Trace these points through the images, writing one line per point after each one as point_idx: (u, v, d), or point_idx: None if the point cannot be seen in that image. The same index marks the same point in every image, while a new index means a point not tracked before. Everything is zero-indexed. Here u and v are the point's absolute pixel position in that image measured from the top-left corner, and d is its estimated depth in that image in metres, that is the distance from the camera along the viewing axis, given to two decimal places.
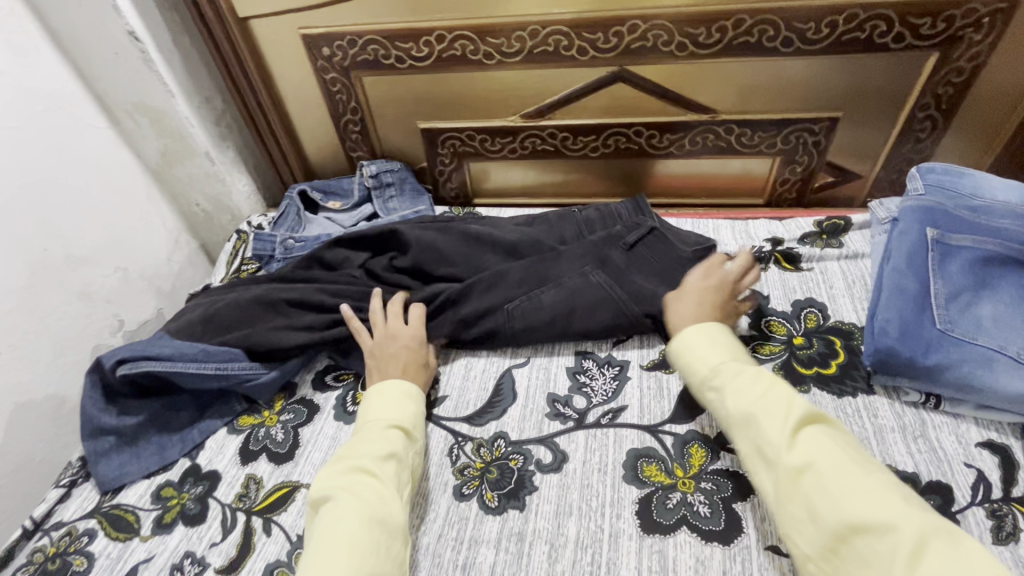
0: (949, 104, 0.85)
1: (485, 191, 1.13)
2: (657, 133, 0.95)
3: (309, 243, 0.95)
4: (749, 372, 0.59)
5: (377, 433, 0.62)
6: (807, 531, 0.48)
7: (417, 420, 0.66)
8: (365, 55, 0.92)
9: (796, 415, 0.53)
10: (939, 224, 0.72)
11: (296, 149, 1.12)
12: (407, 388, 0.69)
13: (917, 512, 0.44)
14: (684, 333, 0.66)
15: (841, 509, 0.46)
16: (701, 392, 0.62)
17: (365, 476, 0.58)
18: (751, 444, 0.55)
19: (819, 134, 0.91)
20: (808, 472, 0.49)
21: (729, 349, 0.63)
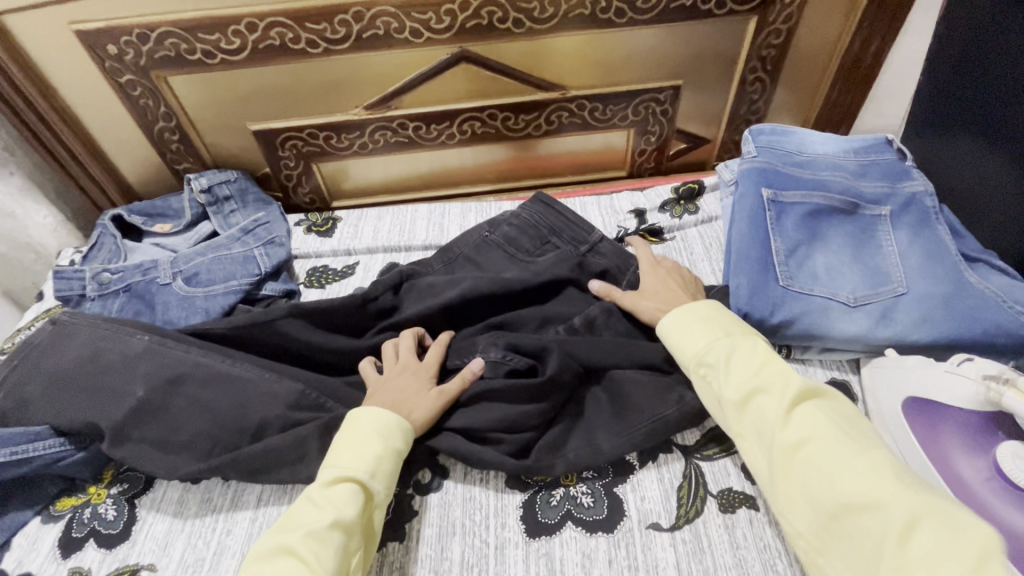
0: (773, 64, 0.90)
1: (345, 192, 1.04)
2: (512, 115, 0.92)
3: (127, 273, 0.81)
4: (743, 351, 0.55)
5: (321, 497, 0.52)
6: (801, 507, 0.46)
7: (386, 462, 0.56)
8: (163, 51, 0.79)
9: (792, 393, 0.51)
10: (772, 183, 0.76)
11: (106, 168, 0.94)
12: (384, 419, 0.58)
13: (905, 487, 0.42)
14: (675, 313, 0.62)
15: (841, 490, 0.44)
16: (690, 368, 0.59)
17: (292, 558, 0.48)
18: (748, 423, 0.52)
19: (665, 103, 0.93)
20: (807, 456, 0.47)
21: (721, 326, 0.60)
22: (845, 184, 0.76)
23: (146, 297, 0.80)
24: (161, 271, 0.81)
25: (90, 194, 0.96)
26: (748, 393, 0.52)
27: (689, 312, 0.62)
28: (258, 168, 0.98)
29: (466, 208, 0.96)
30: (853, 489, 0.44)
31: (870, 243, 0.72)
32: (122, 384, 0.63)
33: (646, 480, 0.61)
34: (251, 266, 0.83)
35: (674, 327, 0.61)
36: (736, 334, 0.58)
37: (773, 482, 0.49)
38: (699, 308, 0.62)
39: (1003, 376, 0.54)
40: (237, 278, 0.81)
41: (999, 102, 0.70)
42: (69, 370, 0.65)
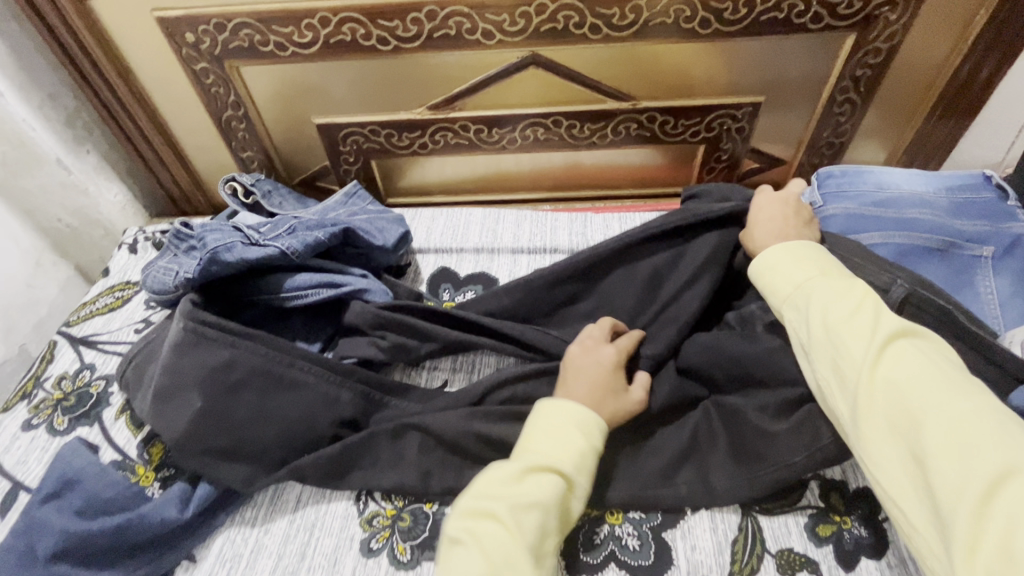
0: (867, 84, 0.83)
1: (401, 190, 1.03)
2: (578, 123, 0.88)
3: (221, 235, 0.72)
4: (836, 289, 0.51)
5: (526, 476, 0.51)
6: (879, 450, 0.43)
7: (587, 456, 0.53)
8: (238, 42, 0.79)
9: (884, 330, 0.46)
10: (847, 227, 0.72)
11: (175, 152, 0.96)
12: (577, 415, 0.55)
13: (1018, 444, 0.37)
14: (771, 251, 0.59)
15: (923, 433, 0.41)
16: (779, 309, 0.56)
17: (490, 525, 0.48)
18: (826, 360, 0.49)
19: (742, 120, 0.87)
20: (896, 389, 0.43)
21: (816, 267, 0.55)
22: (937, 224, 0.69)
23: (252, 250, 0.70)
24: (280, 229, 0.76)
25: (157, 173, 0.98)
26: (828, 330, 0.49)
27: (788, 251, 0.58)
28: (317, 160, 0.98)
29: (521, 216, 0.93)
30: (948, 434, 0.39)
31: (965, 289, 0.66)
32: (174, 389, 0.61)
33: (697, 528, 0.57)
34: (375, 235, 0.80)
35: (767, 266, 0.58)
36: (830, 274, 0.54)
37: (853, 420, 0.46)
38: (796, 249, 0.57)
39: None
40: (363, 239, 0.79)
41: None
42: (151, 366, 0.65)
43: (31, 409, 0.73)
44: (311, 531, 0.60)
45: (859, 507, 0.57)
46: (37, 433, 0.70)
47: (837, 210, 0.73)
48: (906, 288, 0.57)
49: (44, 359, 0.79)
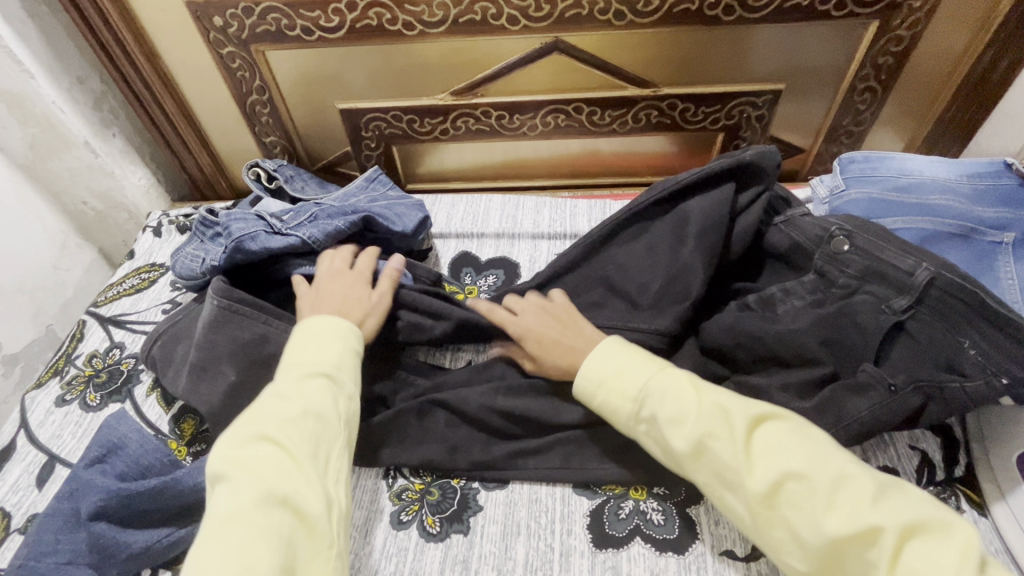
0: (888, 73, 0.83)
1: (420, 176, 1.04)
2: (598, 110, 0.89)
3: (246, 220, 0.74)
4: (673, 388, 0.52)
5: (286, 390, 0.53)
6: (794, 554, 0.44)
7: (349, 360, 0.59)
8: (265, 26, 0.80)
9: (731, 429, 0.49)
10: (869, 213, 0.73)
11: (198, 136, 0.97)
12: (336, 325, 0.60)
13: (889, 503, 0.43)
14: (595, 349, 0.58)
15: (822, 530, 0.43)
16: (631, 424, 0.54)
17: (270, 445, 0.49)
18: (706, 470, 0.49)
19: (762, 108, 0.88)
20: (784, 489, 0.45)
21: (641, 361, 0.56)
22: (958, 210, 0.70)
23: (275, 237, 0.72)
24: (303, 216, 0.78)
25: (180, 157, 0.99)
26: (698, 441, 0.49)
27: (610, 350, 0.57)
28: (339, 145, 0.99)
29: (540, 202, 0.94)
30: (842, 521, 0.42)
31: (986, 274, 0.67)
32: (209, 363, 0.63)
33: (722, 504, 0.58)
34: (394, 221, 0.80)
35: (595, 384, 0.56)
36: (649, 366, 0.55)
37: (756, 527, 0.47)
38: (618, 350, 0.57)
39: None
40: (384, 227, 0.79)
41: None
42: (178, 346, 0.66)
43: (63, 386, 0.74)
44: None
45: None
46: (70, 409, 0.72)
47: (859, 195, 0.75)
48: (931, 270, 0.59)
49: (73, 338, 0.80)
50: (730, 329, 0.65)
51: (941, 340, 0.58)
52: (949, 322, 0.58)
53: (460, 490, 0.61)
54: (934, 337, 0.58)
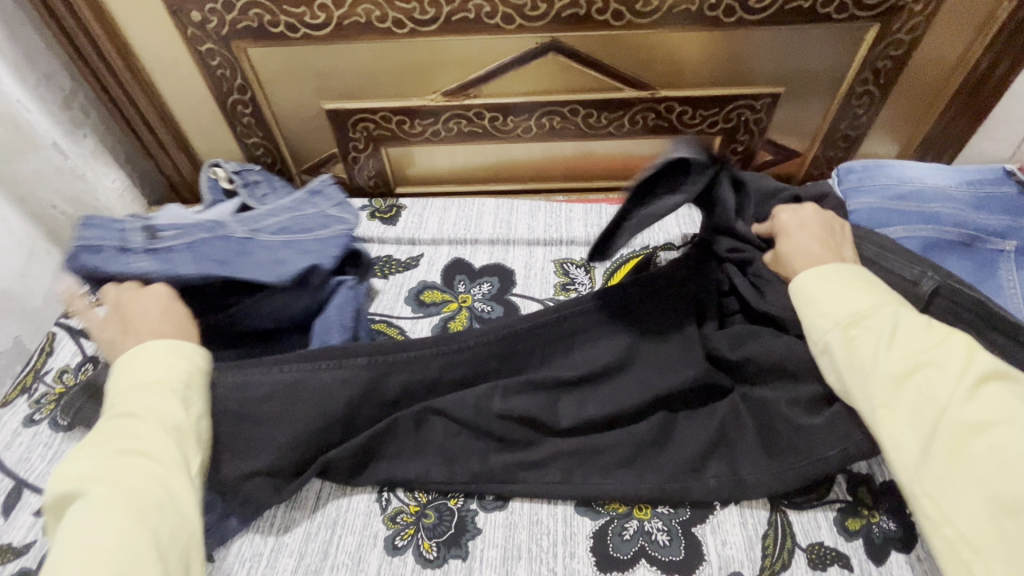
0: (887, 76, 0.82)
1: (409, 179, 1.01)
2: (594, 112, 0.86)
3: (187, 231, 0.70)
4: (906, 320, 0.49)
5: (124, 410, 0.49)
6: (970, 501, 0.41)
7: (192, 376, 0.54)
8: (247, 22, 0.76)
9: (965, 368, 0.45)
10: (872, 220, 0.72)
11: (176, 136, 0.93)
12: (182, 346, 0.56)
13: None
14: (811, 272, 0.55)
15: (1022, 485, 0.39)
16: (831, 332, 0.52)
17: (131, 458, 0.46)
18: (903, 396, 0.46)
19: (760, 111, 0.86)
20: (986, 432, 0.42)
21: (872, 295, 0.52)
22: (960, 217, 0.69)
23: (213, 253, 0.68)
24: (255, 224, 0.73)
25: (157, 158, 0.94)
26: (915, 365, 0.46)
27: (828, 273, 0.55)
28: (324, 147, 0.95)
29: (535, 207, 0.91)
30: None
31: (989, 283, 0.66)
32: (191, 397, 0.59)
33: (728, 523, 0.57)
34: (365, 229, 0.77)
35: (811, 290, 0.54)
36: (879, 301, 0.51)
37: (928, 464, 0.43)
38: (846, 273, 0.54)
39: None
40: (336, 244, 0.73)
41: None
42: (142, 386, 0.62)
43: (32, 404, 0.70)
44: (333, 528, 0.58)
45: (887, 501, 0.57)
46: (39, 429, 0.67)
47: (860, 204, 0.73)
48: (937, 281, 0.58)
49: (42, 352, 0.76)
50: (734, 341, 0.63)
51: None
52: (956, 335, 0.56)
53: (457, 512, 0.59)
54: None
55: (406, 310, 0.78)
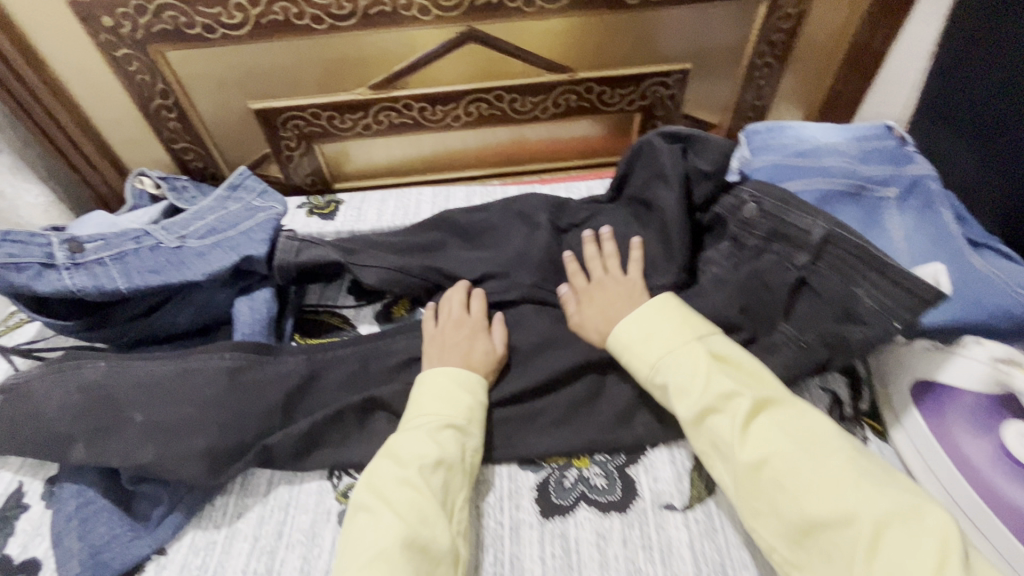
0: (783, 48, 0.89)
1: (347, 175, 1.02)
2: (519, 97, 0.90)
3: (113, 241, 0.68)
4: (688, 361, 0.55)
5: (433, 436, 0.55)
6: (770, 524, 0.47)
7: (477, 412, 0.60)
8: (162, 24, 0.75)
9: (740, 409, 0.51)
10: (774, 179, 0.78)
11: (100, 147, 0.91)
12: (467, 378, 0.62)
13: (871, 492, 0.44)
14: (634, 314, 0.62)
15: (805, 508, 0.45)
16: (650, 389, 0.58)
17: (404, 485, 0.51)
18: (706, 439, 0.52)
19: (673, 87, 0.92)
20: (765, 464, 0.48)
21: (664, 329, 0.59)
22: (850, 170, 0.76)
23: (145, 265, 0.67)
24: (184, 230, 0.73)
25: (83, 173, 0.92)
26: (702, 412, 0.52)
27: (639, 321, 0.61)
28: (257, 148, 0.95)
29: (471, 192, 0.95)
30: (824, 506, 0.44)
31: (875, 228, 0.73)
32: (114, 414, 0.59)
33: (658, 461, 0.61)
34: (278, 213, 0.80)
35: (624, 345, 0.61)
36: (679, 342, 0.58)
37: (738, 499, 0.50)
38: (662, 312, 0.61)
39: (1011, 359, 0.53)
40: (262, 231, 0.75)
41: (1004, 98, 0.69)
42: (58, 411, 0.59)
43: None
44: (286, 509, 0.60)
45: None
46: None
47: (764, 163, 0.80)
48: (825, 227, 0.64)
49: None
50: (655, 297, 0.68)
51: (841, 290, 0.62)
52: (844, 274, 0.62)
53: None
54: (833, 289, 0.63)
55: (349, 300, 0.79)
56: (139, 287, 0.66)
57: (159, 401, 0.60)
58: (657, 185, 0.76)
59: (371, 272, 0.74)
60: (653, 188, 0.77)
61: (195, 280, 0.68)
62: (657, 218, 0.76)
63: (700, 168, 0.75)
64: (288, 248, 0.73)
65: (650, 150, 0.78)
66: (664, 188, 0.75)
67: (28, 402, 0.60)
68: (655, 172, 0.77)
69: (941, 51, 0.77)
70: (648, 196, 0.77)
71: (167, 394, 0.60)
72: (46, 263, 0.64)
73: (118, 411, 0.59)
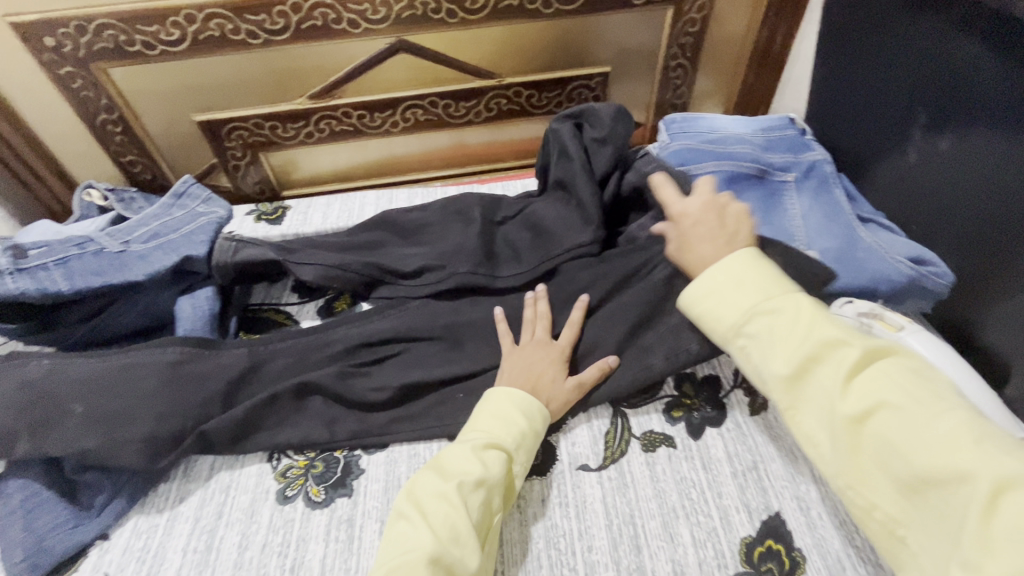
0: (692, 50, 0.97)
1: (295, 182, 1.06)
2: (452, 103, 0.96)
3: (55, 247, 0.71)
4: (781, 317, 0.51)
5: (481, 455, 0.57)
6: (874, 482, 0.45)
7: (529, 437, 0.60)
8: (102, 43, 0.80)
9: (845, 358, 0.47)
10: (687, 164, 0.84)
11: (48, 162, 0.94)
12: (530, 402, 0.62)
13: (999, 453, 0.40)
14: (705, 275, 0.57)
15: (917, 464, 0.42)
16: (728, 340, 0.55)
17: (443, 502, 0.53)
18: (799, 396, 0.50)
19: (596, 89, 0.99)
20: (870, 415, 0.45)
21: (756, 284, 0.54)
22: (754, 155, 0.83)
23: (87, 268, 0.71)
24: (128, 235, 0.76)
25: (33, 188, 0.95)
26: (799, 365, 0.49)
27: (728, 270, 0.56)
28: (205, 159, 0.99)
29: (412, 193, 1.00)
30: (937, 463, 0.42)
31: (775, 207, 0.79)
32: (62, 408, 0.62)
33: (577, 427, 0.66)
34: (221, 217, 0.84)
35: (703, 295, 0.57)
36: (770, 292, 0.53)
37: (831, 456, 0.48)
38: (754, 264, 0.55)
39: (874, 313, 0.58)
40: (204, 234, 0.79)
41: (872, 86, 0.77)
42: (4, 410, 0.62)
43: None
44: (227, 491, 0.63)
45: (703, 388, 0.69)
46: None
47: (680, 147, 0.86)
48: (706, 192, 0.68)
49: None
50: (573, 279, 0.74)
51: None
52: None
53: (344, 458, 0.65)
54: None
55: (292, 298, 0.83)
56: (81, 290, 0.69)
57: (103, 394, 0.63)
58: (563, 163, 0.82)
59: (309, 270, 0.78)
60: (562, 167, 0.82)
61: (136, 281, 0.72)
62: (571, 197, 0.81)
63: (595, 135, 0.82)
64: (224, 249, 0.77)
65: (551, 135, 0.84)
66: (569, 164, 0.81)
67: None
68: (560, 152, 0.83)
69: (826, 49, 0.86)
70: (558, 175, 0.83)
71: (109, 388, 0.64)
72: None
73: (61, 406, 0.62)
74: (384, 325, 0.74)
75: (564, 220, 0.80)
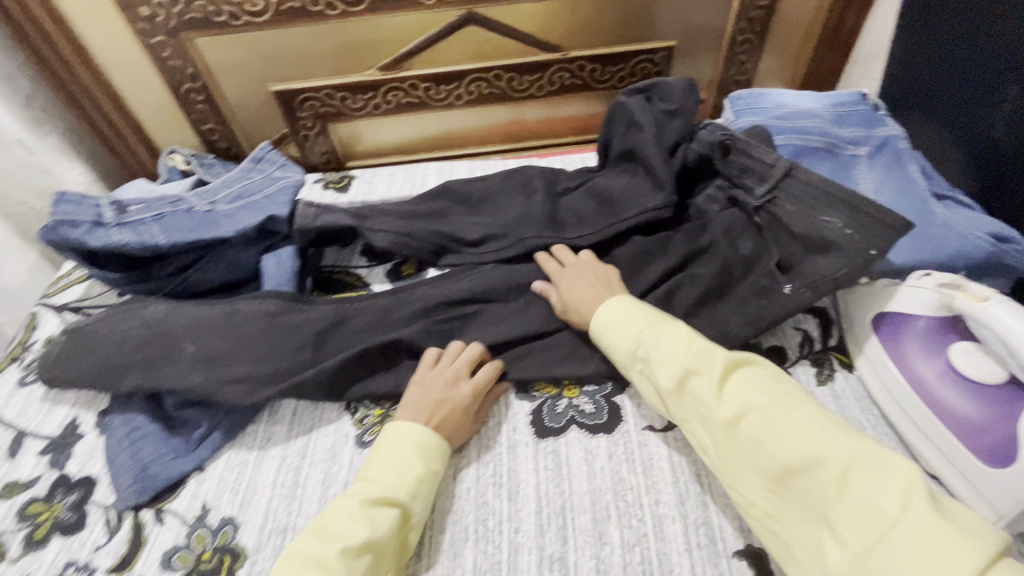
0: (761, 25, 0.96)
1: (359, 154, 1.10)
2: (516, 76, 0.98)
3: (152, 205, 0.77)
4: (668, 335, 0.58)
5: (365, 514, 0.53)
6: (751, 481, 0.49)
7: (425, 484, 0.57)
8: (193, 13, 0.84)
9: (715, 368, 0.54)
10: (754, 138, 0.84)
11: (135, 128, 0.99)
12: (438, 446, 0.59)
13: (838, 435, 0.46)
14: (599, 310, 0.65)
15: (781, 457, 0.47)
16: (629, 364, 0.61)
17: (322, 573, 0.48)
18: (687, 406, 0.54)
19: (659, 65, 0.99)
20: (743, 417, 0.50)
21: (646, 315, 0.62)
22: (823, 130, 0.82)
23: (181, 225, 0.76)
24: (215, 196, 0.81)
25: (121, 153, 1.01)
26: (683, 375, 0.54)
27: (622, 305, 0.64)
28: (277, 129, 1.04)
29: (473, 166, 1.02)
30: (794, 452, 0.46)
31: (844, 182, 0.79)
32: (163, 350, 0.67)
33: (642, 389, 0.68)
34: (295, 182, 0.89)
35: (605, 325, 0.64)
36: (651, 321, 0.61)
37: (716, 460, 0.52)
38: (630, 301, 0.64)
39: (955, 283, 0.59)
40: (283, 196, 0.83)
41: (954, 59, 0.75)
42: (113, 349, 0.67)
43: (24, 369, 0.76)
44: (310, 434, 0.67)
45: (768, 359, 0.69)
46: (32, 389, 0.74)
47: (746, 122, 0.86)
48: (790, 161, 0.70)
49: (26, 328, 0.82)
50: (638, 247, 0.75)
51: (804, 220, 0.66)
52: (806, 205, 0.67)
53: None
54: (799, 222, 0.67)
55: (362, 261, 0.87)
56: (176, 244, 0.74)
57: (199, 339, 0.68)
58: (634, 134, 0.83)
59: (382, 236, 0.81)
60: (631, 137, 0.83)
61: (225, 237, 0.76)
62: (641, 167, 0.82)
63: (665, 108, 0.83)
64: (306, 215, 0.80)
65: (619, 108, 0.85)
66: (640, 135, 0.82)
67: (90, 340, 0.69)
68: (630, 124, 0.84)
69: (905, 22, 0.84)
70: (628, 146, 0.83)
71: (204, 334, 0.68)
72: (97, 222, 0.72)
73: (162, 348, 0.67)
74: (454, 287, 0.76)
75: (631, 191, 0.81)
